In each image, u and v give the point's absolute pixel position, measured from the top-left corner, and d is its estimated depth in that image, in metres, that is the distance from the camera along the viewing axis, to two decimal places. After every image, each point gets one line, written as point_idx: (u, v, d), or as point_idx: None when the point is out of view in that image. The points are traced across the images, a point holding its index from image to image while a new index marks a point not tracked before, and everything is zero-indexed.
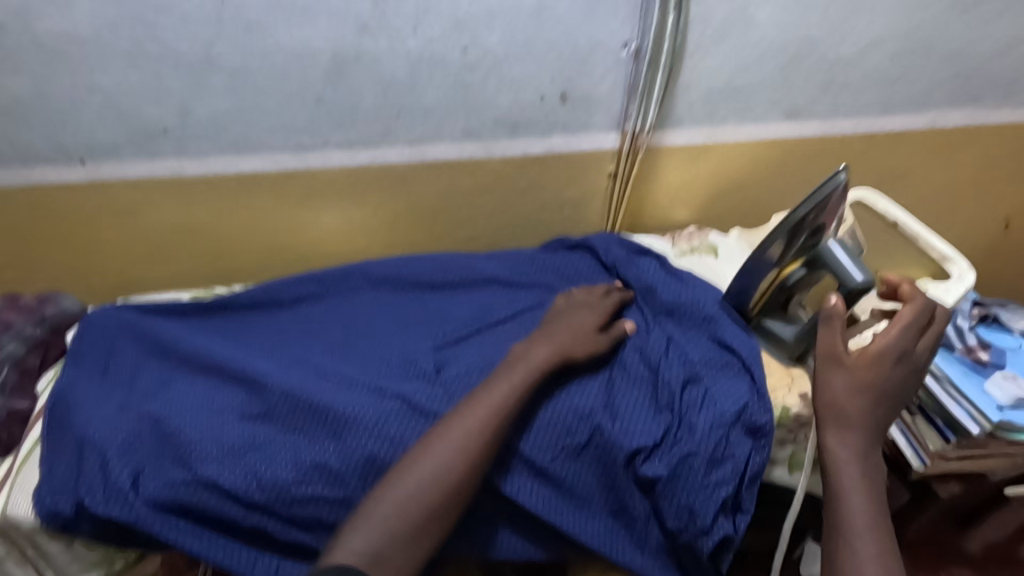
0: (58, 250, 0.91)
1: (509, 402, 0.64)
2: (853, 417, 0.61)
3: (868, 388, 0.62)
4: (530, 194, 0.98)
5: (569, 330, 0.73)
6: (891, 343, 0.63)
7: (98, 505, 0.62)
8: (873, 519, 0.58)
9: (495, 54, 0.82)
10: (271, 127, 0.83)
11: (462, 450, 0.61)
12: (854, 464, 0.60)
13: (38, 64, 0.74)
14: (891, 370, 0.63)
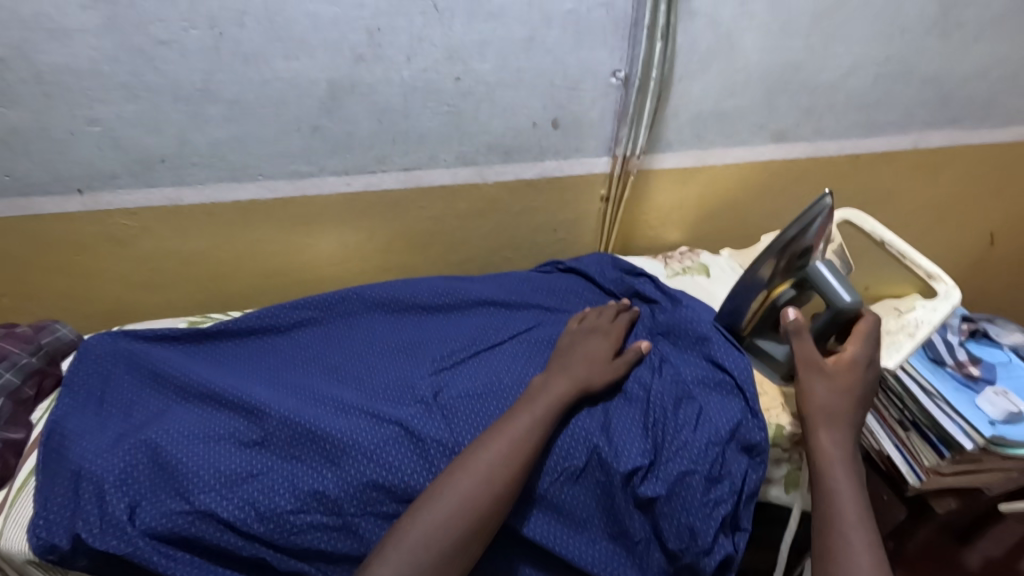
0: (56, 277, 0.92)
1: (529, 435, 0.66)
2: (833, 422, 0.67)
3: (842, 394, 0.68)
4: (524, 217, 0.99)
5: (589, 363, 0.74)
6: (859, 351, 0.70)
7: (93, 538, 0.62)
8: (865, 521, 0.61)
9: (488, 82, 0.83)
10: (268, 155, 0.85)
11: (484, 481, 0.62)
12: (841, 461, 0.65)
13: (36, 97, 0.75)
14: (862, 375, 0.69)
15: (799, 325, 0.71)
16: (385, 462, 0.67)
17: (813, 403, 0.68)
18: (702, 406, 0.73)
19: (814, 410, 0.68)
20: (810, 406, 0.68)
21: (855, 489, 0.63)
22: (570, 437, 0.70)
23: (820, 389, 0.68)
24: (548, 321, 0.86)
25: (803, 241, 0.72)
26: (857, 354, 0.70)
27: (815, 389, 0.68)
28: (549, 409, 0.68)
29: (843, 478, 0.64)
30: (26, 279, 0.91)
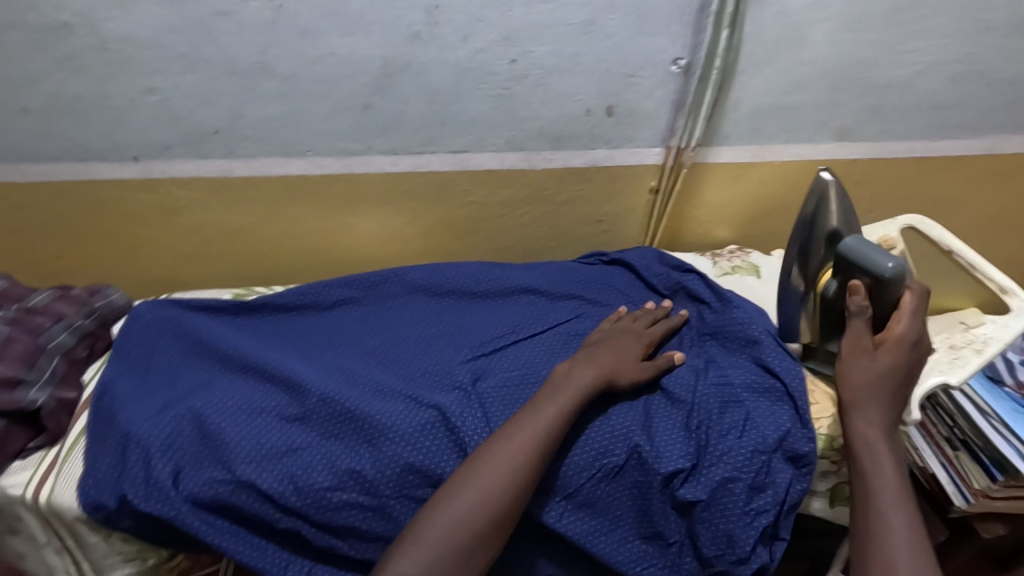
0: (110, 244, 0.94)
1: (551, 431, 0.64)
2: (872, 406, 0.64)
3: (886, 380, 0.65)
4: (568, 207, 0.97)
5: (609, 356, 0.72)
6: (906, 329, 0.66)
7: (140, 500, 0.63)
8: (909, 519, 0.59)
9: (544, 67, 0.81)
10: (318, 132, 0.84)
11: (505, 477, 0.61)
12: (883, 441, 0.63)
13: (97, 65, 0.76)
14: (909, 354, 0.66)
15: (859, 305, 0.66)
16: (422, 446, 0.67)
17: (857, 390, 0.65)
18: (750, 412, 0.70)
19: (858, 402, 0.65)
20: (854, 400, 0.65)
21: (897, 472, 0.62)
22: (607, 432, 0.68)
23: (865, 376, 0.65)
24: (590, 314, 0.84)
25: (819, 225, 0.71)
26: (908, 329, 0.66)
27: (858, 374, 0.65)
28: (570, 404, 0.66)
29: (887, 482, 0.61)
30: (81, 244, 0.94)
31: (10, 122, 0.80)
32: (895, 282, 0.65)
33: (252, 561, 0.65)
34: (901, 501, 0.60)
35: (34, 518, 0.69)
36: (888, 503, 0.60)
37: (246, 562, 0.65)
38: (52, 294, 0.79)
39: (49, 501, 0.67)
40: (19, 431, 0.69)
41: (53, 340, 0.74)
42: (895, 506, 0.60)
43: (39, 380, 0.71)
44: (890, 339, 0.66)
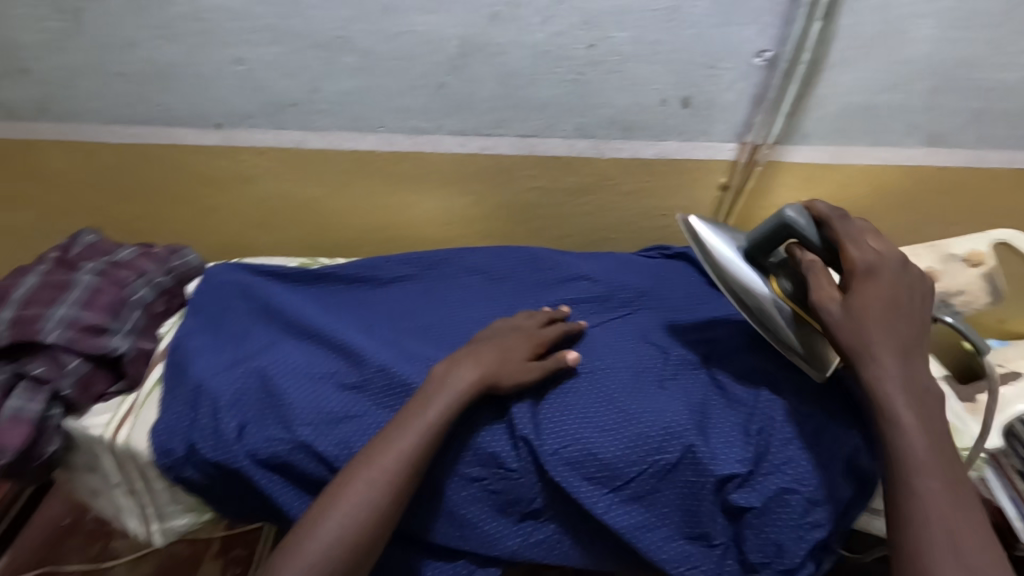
0: (187, 207, 0.98)
1: (414, 450, 0.61)
2: (879, 360, 0.54)
3: (887, 329, 0.55)
4: (632, 198, 0.96)
5: (495, 351, 0.70)
6: (859, 261, 0.58)
7: (208, 451, 0.67)
8: (944, 473, 0.51)
9: (622, 53, 0.79)
10: (391, 109, 0.85)
11: (371, 504, 0.59)
12: (902, 393, 0.53)
13: (189, 33, 0.78)
14: (880, 287, 0.57)
15: (807, 263, 0.62)
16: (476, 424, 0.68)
17: (867, 352, 0.55)
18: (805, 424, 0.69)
19: (879, 369, 0.54)
20: (875, 367, 0.54)
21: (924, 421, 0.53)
22: (661, 426, 0.66)
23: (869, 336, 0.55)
24: (651, 310, 0.82)
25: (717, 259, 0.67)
26: (861, 255, 0.59)
27: (852, 334, 0.56)
28: (444, 412, 0.63)
29: (929, 463, 0.51)
30: (159, 206, 0.98)
31: (105, 86, 0.84)
32: (810, 228, 0.62)
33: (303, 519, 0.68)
34: (948, 481, 0.51)
35: (110, 456, 0.73)
36: (926, 478, 0.51)
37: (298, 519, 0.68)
38: (136, 251, 0.84)
39: (125, 443, 0.71)
40: (102, 375, 0.74)
41: (135, 293, 0.78)
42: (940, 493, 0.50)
43: (122, 330, 0.75)
44: (856, 275, 0.58)
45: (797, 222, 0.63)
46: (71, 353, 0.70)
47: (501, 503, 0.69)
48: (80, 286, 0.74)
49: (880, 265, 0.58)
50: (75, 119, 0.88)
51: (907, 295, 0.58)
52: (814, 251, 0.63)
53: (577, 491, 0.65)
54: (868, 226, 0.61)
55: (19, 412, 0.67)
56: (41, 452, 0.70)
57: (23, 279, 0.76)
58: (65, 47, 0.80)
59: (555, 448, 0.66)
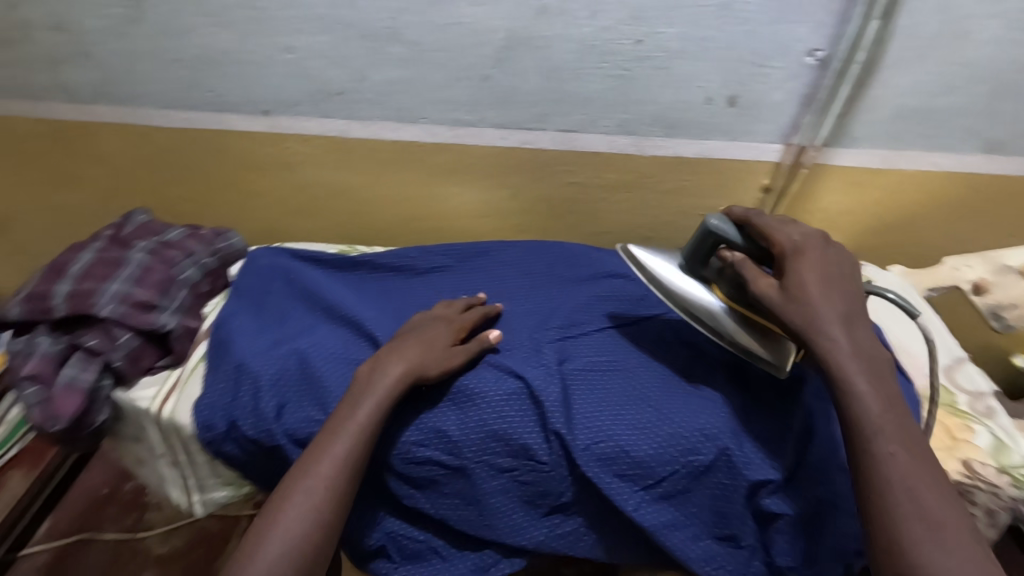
0: (231, 191, 1.01)
1: (345, 459, 0.61)
2: (824, 330, 0.56)
3: (832, 307, 0.58)
4: (671, 197, 0.95)
5: (419, 346, 0.70)
6: (785, 246, 0.62)
7: (248, 428, 0.68)
8: (900, 431, 0.52)
9: (669, 49, 0.78)
10: (434, 101, 0.86)
11: (313, 517, 0.58)
12: (854, 359, 0.55)
13: (243, 22, 0.80)
14: (812, 267, 0.60)
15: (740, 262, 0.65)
16: (508, 415, 0.68)
17: (821, 333, 0.57)
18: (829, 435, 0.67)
19: (839, 350, 0.55)
20: (833, 349, 0.56)
21: (877, 383, 0.54)
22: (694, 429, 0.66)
23: (819, 316, 0.57)
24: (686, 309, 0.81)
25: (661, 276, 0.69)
26: (783, 239, 0.62)
27: (799, 314, 0.58)
28: (372, 414, 0.64)
29: (901, 451, 0.50)
30: (205, 189, 1.01)
31: (161, 71, 0.86)
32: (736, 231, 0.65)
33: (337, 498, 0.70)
34: (920, 467, 0.50)
35: (156, 428, 0.76)
36: (884, 439, 0.51)
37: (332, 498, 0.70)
38: (184, 232, 0.87)
39: (171, 417, 0.73)
40: (151, 350, 0.76)
41: (182, 273, 0.81)
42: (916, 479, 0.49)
43: (170, 307, 0.78)
44: (788, 258, 0.61)
45: (723, 229, 0.65)
46: (123, 327, 0.73)
47: (528, 496, 0.69)
48: (132, 264, 0.77)
49: (803, 245, 0.62)
50: (131, 103, 0.91)
51: (840, 271, 0.61)
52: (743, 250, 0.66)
53: (608, 486, 0.65)
54: (781, 216, 0.65)
55: (73, 381, 0.70)
56: (92, 421, 0.73)
57: (78, 255, 0.79)
58: (125, 33, 0.83)
59: (587, 443, 0.66)
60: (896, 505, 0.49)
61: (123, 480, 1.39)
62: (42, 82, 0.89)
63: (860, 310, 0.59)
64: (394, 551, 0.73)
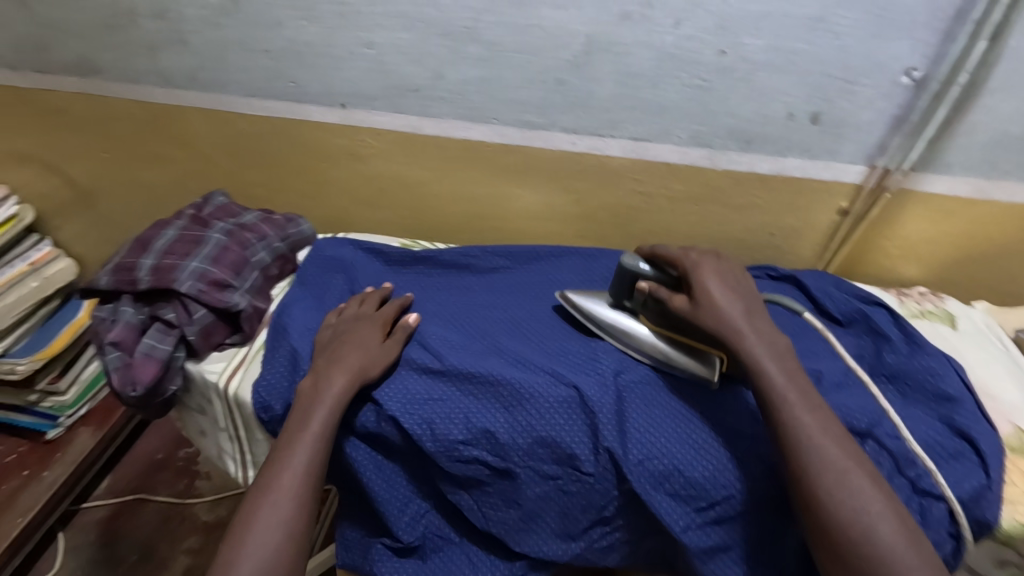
0: (301, 178, 1.04)
1: (308, 467, 0.62)
2: (735, 329, 0.64)
3: (739, 309, 0.66)
4: (741, 213, 0.92)
5: (360, 350, 0.71)
6: (690, 263, 0.71)
7: None
8: (802, 391, 0.59)
9: (754, 61, 0.76)
10: (507, 102, 0.86)
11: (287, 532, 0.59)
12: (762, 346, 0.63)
13: (330, 17, 0.83)
14: (716, 279, 0.69)
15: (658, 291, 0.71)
16: (559, 422, 0.67)
17: (736, 335, 0.64)
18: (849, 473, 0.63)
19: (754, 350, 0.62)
20: (752, 351, 0.62)
21: (779, 359, 0.62)
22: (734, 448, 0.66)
23: (729, 319, 0.65)
24: None
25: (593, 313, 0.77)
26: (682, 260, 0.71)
27: (712, 320, 0.66)
28: (327, 421, 0.65)
29: (824, 439, 0.56)
30: (277, 176, 1.05)
31: (248, 61, 0.90)
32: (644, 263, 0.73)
33: (378, 488, 0.71)
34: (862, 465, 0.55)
35: (221, 402, 0.79)
36: (798, 411, 0.58)
37: (374, 487, 0.71)
38: (259, 217, 0.90)
39: (236, 393, 0.76)
40: (221, 327, 0.79)
41: (255, 255, 0.84)
42: (863, 483, 0.54)
43: (242, 287, 0.81)
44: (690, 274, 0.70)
45: (636, 263, 0.73)
46: (199, 303, 0.76)
47: (571, 507, 0.68)
48: (211, 243, 0.81)
49: (699, 262, 0.71)
50: (218, 90, 0.95)
51: (742, 281, 0.70)
52: (658, 280, 0.73)
53: (659, 505, 0.64)
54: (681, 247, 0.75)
55: (150, 351, 0.74)
56: (163, 390, 0.76)
57: (163, 231, 0.83)
58: (220, 23, 0.87)
59: (640, 457, 0.65)
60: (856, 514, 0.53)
61: (176, 447, 1.46)
62: (139, 66, 0.95)
63: (760, 304, 0.68)
64: (429, 551, 0.72)
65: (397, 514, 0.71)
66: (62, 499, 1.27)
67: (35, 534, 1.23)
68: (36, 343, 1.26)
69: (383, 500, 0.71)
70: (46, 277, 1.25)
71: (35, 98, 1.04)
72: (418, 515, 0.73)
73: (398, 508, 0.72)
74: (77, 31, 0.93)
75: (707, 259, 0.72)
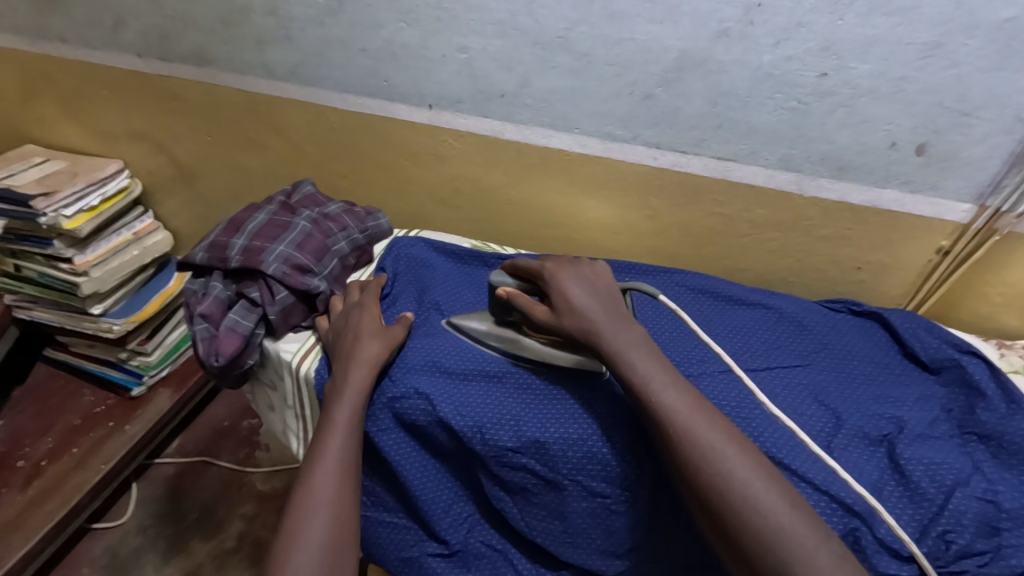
0: (383, 173, 1.08)
1: (344, 454, 0.66)
2: (597, 327, 0.66)
3: (595, 305, 0.68)
4: (827, 244, 0.88)
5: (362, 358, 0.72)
6: (547, 270, 0.72)
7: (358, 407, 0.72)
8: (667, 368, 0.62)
9: (858, 86, 0.72)
10: (591, 112, 0.86)
11: (334, 516, 0.63)
12: (625, 337, 0.65)
13: (428, 21, 0.85)
14: (570, 279, 0.71)
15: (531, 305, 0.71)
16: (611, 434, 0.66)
17: (596, 333, 0.66)
18: (927, 538, 0.60)
19: (612, 343, 0.64)
20: (612, 346, 0.64)
21: (657, 360, 0.63)
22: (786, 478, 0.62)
23: (590, 317, 0.67)
24: (828, 366, 0.75)
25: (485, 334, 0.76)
26: (538, 267, 0.73)
27: (575, 323, 0.67)
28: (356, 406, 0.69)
29: (689, 412, 0.58)
30: (360, 170, 1.09)
31: (346, 59, 0.94)
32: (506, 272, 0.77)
33: (420, 487, 0.73)
34: (715, 426, 0.58)
35: (291, 380, 0.83)
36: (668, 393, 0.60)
37: (416, 485, 0.73)
38: (342, 208, 0.94)
39: (308, 374, 0.80)
40: (299, 309, 0.83)
41: (336, 244, 0.88)
42: (720, 443, 0.56)
43: (321, 273, 0.85)
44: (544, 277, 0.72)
45: (500, 278, 0.75)
46: (282, 284, 0.80)
47: (616, 526, 0.67)
48: (296, 230, 0.85)
49: (554, 265, 0.73)
50: (315, 84, 1.00)
51: (596, 278, 0.71)
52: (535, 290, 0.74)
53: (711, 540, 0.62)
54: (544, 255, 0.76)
55: (234, 326, 0.79)
56: (242, 363, 0.81)
57: (255, 215, 0.88)
58: (324, 22, 0.91)
59: None
60: (717, 477, 0.55)
61: (241, 417, 1.56)
62: (247, 59, 1.01)
63: (617, 296, 0.71)
64: (472, 556, 0.73)
65: (440, 514, 0.73)
66: (140, 453, 1.37)
67: (114, 482, 1.33)
68: (130, 306, 1.38)
69: (427, 500, 0.73)
70: (145, 246, 1.36)
71: (154, 83, 1.13)
72: (462, 518, 0.74)
73: (442, 508, 0.74)
74: (197, 24, 1.01)
75: (562, 265, 0.73)
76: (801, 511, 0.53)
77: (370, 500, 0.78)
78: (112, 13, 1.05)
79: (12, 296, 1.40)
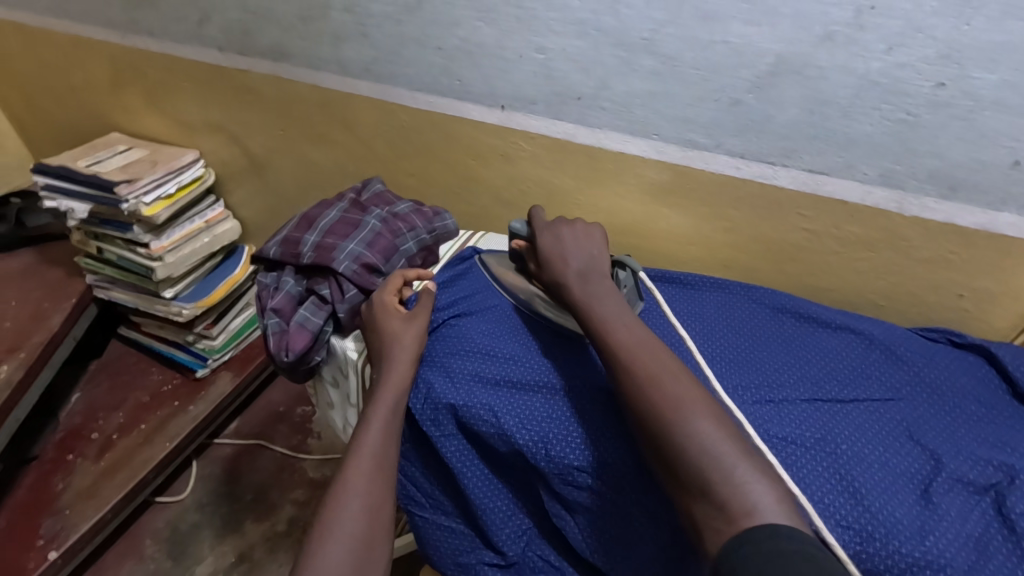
0: (450, 173, 1.07)
1: (382, 442, 0.67)
2: (564, 278, 0.72)
3: (567, 257, 0.74)
4: (926, 267, 0.81)
5: (406, 352, 0.73)
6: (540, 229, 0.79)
7: (419, 412, 0.72)
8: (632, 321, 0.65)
9: (980, 98, 0.66)
10: (673, 118, 0.82)
11: (369, 502, 0.63)
12: (591, 292, 0.69)
13: (508, 20, 0.83)
14: (553, 236, 0.77)
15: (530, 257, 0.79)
16: None
17: (565, 281, 0.71)
18: None
19: (577, 291, 0.70)
20: (576, 292, 0.70)
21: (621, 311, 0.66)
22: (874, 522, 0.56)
23: (561, 268, 0.73)
24: (929, 401, 0.69)
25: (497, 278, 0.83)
26: (537, 224, 0.80)
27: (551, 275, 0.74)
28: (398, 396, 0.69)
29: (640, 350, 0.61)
30: (427, 168, 1.09)
31: (420, 57, 0.94)
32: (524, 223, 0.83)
33: (478, 499, 0.71)
34: (660, 360, 0.60)
35: (356, 377, 0.85)
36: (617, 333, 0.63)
37: (474, 496, 0.71)
38: (411, 207, 0.92)
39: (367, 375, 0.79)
40: None
41: (404, 244, 0.87)
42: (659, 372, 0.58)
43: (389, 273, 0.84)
44: (536, 237, 0.78)
45: (519, 226, 0.83)
46: (351, 283, 0.81)
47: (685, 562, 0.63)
48: (366, 228, 0.85)
49: (552, 223, 0.79)
50: (388, 81, 1.00)
51: (585, 237, 0.76)
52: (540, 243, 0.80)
53: None
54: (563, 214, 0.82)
55: (304, 322, 0.80)
56: (309, 359, 0.82)
57: (327, 211, 0.89)
58: (402, 20, 0.91)
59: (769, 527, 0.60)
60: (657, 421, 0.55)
61: (296, 403, 1.59)
62: (324, 55, 1.02)
63: (602, 254, 0.75)
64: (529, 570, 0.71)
65: (499, 527, 0.71)
66: (202, 433, 1.42)
67: (178, 459, 1.38)
68: (199, 291, 1.42)
69: (487, 511, 0.71)
70: (216, 234, 1.41)
71: (231, 76, 1.16)
72: (521, 533, 0.72)
73: (500, 522, 0.71)
74: (277, 20, 1.02)
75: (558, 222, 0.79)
76: (727, 433, 0.53)
77: (427, 503, 0.76)
78: (197, 8, 1.08)
79: (93, 276, 1.45)
